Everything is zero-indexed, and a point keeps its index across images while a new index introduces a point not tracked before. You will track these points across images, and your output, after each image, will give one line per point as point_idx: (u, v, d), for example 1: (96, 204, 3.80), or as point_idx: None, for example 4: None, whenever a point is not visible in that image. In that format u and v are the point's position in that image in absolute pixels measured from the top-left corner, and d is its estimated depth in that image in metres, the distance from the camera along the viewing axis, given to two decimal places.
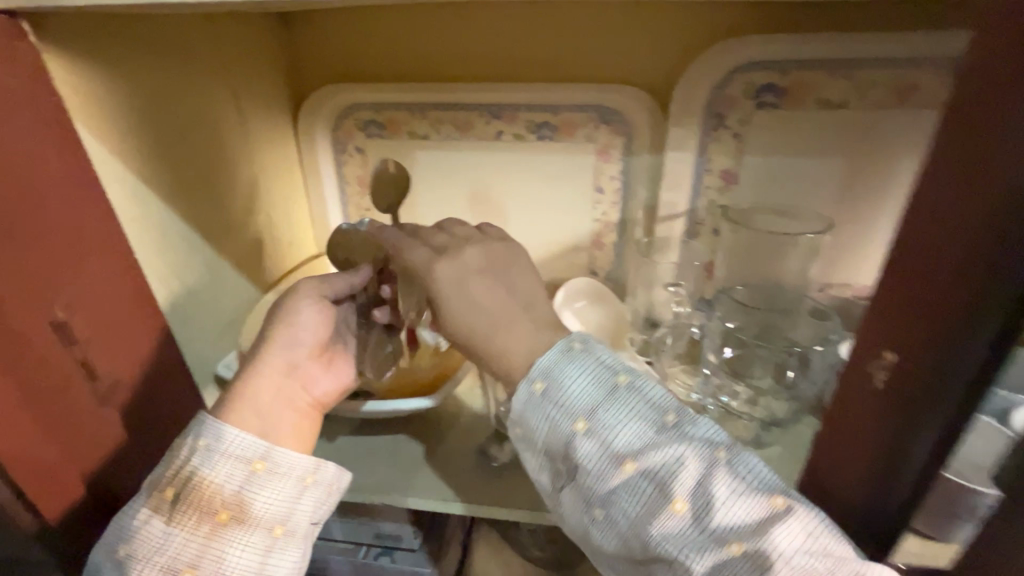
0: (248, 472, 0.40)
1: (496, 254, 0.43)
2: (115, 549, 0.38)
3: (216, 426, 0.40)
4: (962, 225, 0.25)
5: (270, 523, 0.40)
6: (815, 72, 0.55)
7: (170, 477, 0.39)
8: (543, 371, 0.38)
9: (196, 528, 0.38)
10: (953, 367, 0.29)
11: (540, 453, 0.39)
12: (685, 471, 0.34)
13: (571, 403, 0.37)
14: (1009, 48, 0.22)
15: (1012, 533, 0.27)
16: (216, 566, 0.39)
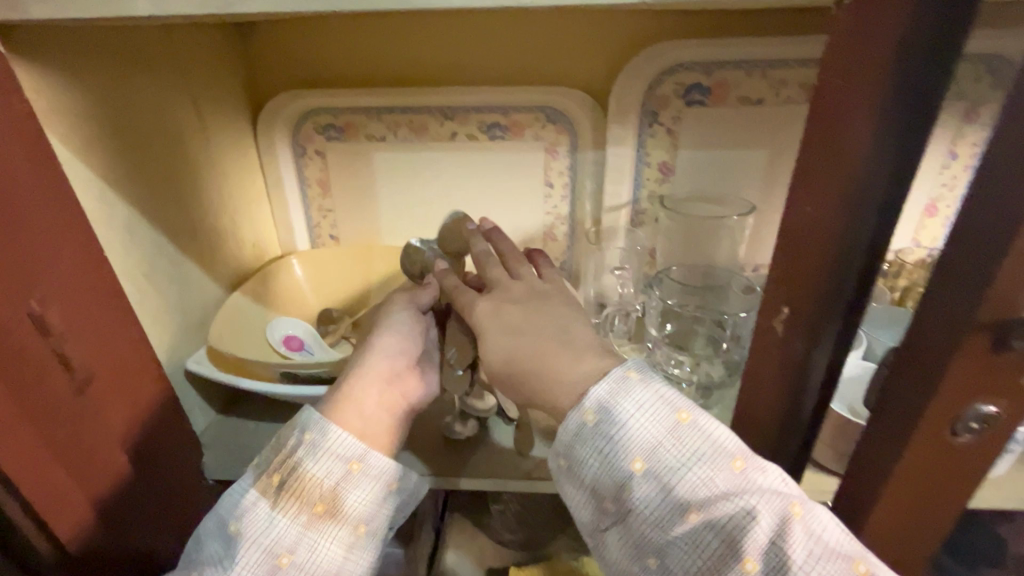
0: (345, 472, 0.44)
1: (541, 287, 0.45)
2: (227, 521, 0.43)
3: (322, 425, 0.44)
4: (831, 185, 0.31)
5: (356, 520, 0.44)
6: (733, 73, 0.63)
7: (279, 463, 0.44)
8: (597, 403, 0.37)
9: (296, 514, 0.43)
10: (831, 303, 0.34)
11: (587, 488, 0.38)
12: (759, 529, 0.32)
13: (631, 442, 0.36)
14: (853, 37, 0.27)
15: (872, 447, 0.32)
16: (309, 554, 0.43)
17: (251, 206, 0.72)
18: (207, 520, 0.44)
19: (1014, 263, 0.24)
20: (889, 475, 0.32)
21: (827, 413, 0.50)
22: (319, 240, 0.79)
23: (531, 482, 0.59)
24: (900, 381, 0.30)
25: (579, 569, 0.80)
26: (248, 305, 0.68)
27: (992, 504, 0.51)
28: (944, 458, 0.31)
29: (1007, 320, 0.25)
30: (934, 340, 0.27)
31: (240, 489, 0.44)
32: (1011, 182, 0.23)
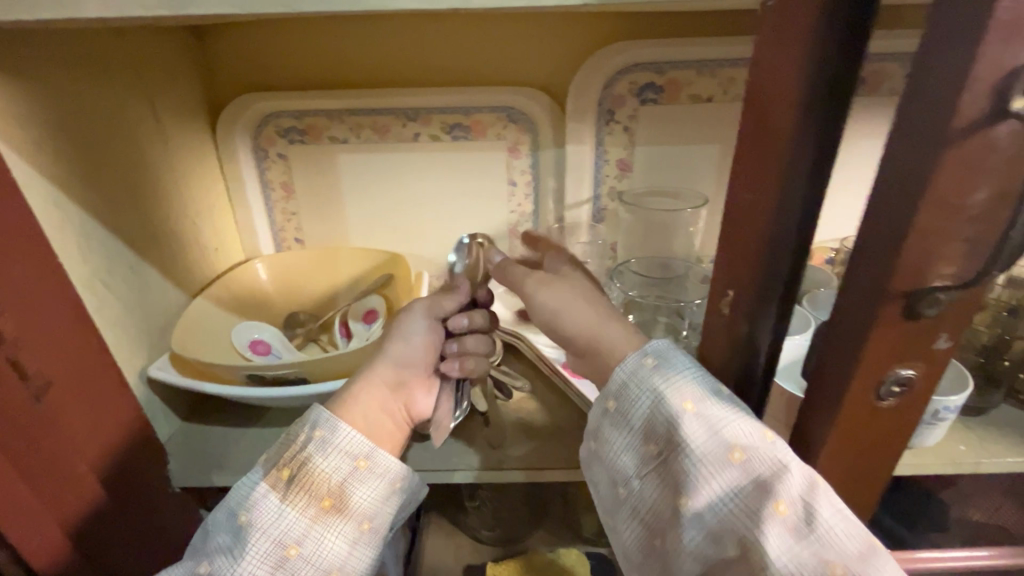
0: (353, 467, 0.46)
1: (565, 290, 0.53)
2: (234, 514, 0.43)
3: (332, 422, 0.47)
4: (763, 173, 0.33)
5: (362, 516, 0.45)
6: (684, 72, 0.66)
7: (289, 456, 0.45)
8: (656, 353, 0.42)
9: (304, 509, 0.43)
10: (769, 285, 0.36)
11: (636, 428, 0.41)
12: (793, 479, 0.35)
13: (684, 386, 0.40)
14: (775, 37, 0.30)
15: (809, 415, 0.35)
16: (316, 547, 0.43)
17: (212, 210, 0.71)
18: (214, 513, 0.44)
19: (918, 238, 0.27)
20: (826, 440, 0.34)
21: (776, 391, 0.53)
22: (284, 244, 0.79)
23: (502, 472, 0.60)
24: (831, 352, 0.32)
25: (555, 560, 0.81)
26: (213, 310, 0.67)
27: (930, 470, 0.55)
28: (873, 421, 0.33)
29: (915, 290, 0.28)
30: (857, 314, 0.30)
31: (248, 482, 0.44)
32: (912, 165, 0.26)
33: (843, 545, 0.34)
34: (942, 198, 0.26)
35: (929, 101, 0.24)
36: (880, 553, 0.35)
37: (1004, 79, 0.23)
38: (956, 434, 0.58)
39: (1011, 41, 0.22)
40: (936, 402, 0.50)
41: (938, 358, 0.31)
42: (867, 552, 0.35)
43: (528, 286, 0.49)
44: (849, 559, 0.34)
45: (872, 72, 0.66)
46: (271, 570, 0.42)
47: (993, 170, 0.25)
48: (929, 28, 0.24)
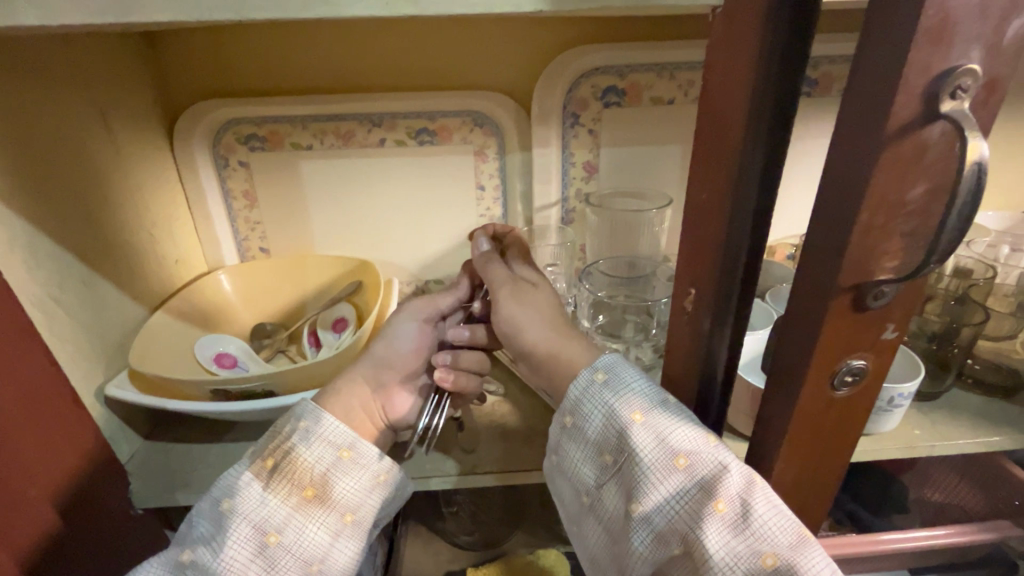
0: (337, 458, 0.46)
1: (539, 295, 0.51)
2: (218, 502, 0.43)
3: (316, 413, 0.46)
4: (713, 177, 0.35)
5: (344, 508, 0.45)
6: (646, 75, 0.67)
7: (273, 445, 0.45)
8: (606, 365, 0.44)
9: (286, 496, 0.44)
10: (726, 287, 0.37)
11: (590, 441, 0.43)
12: (731, 479, 0.37)
13: (631, 397, 0.41)
14: (724, 48, 0.32)
15: (771, 409, 0.36)
16: (297, 535, 0.43)
17: (170, 221, 0.69)
18: (200, 502, 0.44)
19: (862, 234, 0.28)
20: (786, 431, 0.35)
21: (740, 385, 0.55)
22: (249, 254, 0.77)
23: (476, 477, 0.59)
24: (788, 344, 0.33)
25: (534, 561, 0.82)
26: (174, 324, 0.65)
27: (888, 454, 0.57)
28: (829, 411, 0.35)
29: (862, 284, 0.29)
30: (810, 307, 0.31)
31: (233, 471, 0.45)
32: (854, 164, 0.27)
33: (781, 540, 0.35)
34: (883, 195, 0.27)
35: (867, 103, 0.25)
36: (812, 544, 0.35)
37: (934, 81, 0.24)
38: (912, 418, 0.60)
39: (939, 45, 0.23)
40: (892, 389, 0.53)
41: (887, 348, 0.33)
42: (805, 545, 0.35)
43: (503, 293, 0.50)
44: (786, 554, 0.35)
45: (823, 74, 0.68)
46: (252, 556, 0.42)
47: (929, 168, 0.26)
48: (868, 35, 0.25)
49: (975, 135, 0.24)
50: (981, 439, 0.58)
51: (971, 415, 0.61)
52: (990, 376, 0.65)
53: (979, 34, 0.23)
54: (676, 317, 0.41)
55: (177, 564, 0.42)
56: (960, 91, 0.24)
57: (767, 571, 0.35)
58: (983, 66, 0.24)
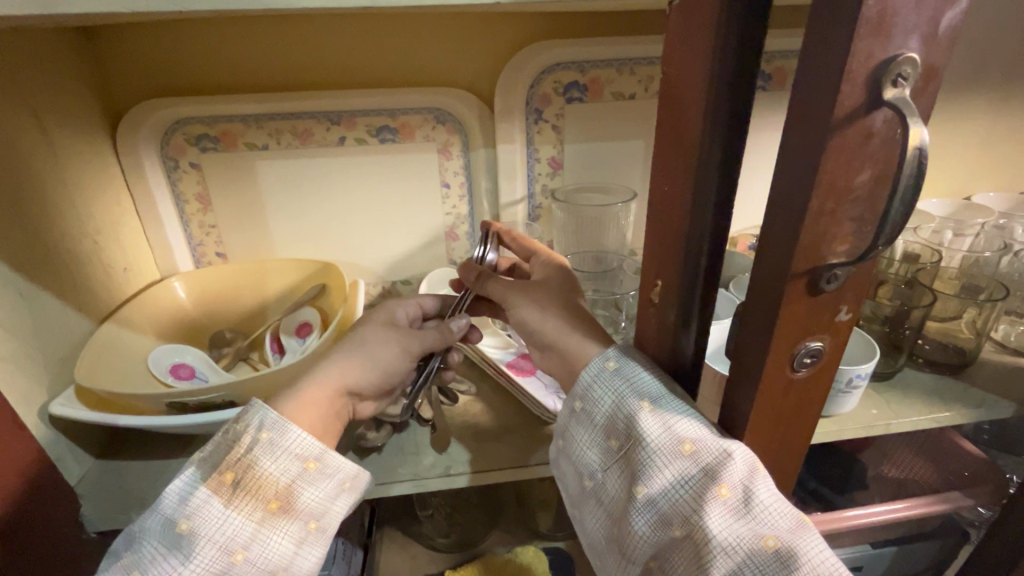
0: (302, 470, 0.44)
1: (539, 292, 0.49)
2: (174, 522, 0.41)
3: (279, 425, 0.44)
4: (675, 166, 0.35)
5: (309, 516, 0.44)
6: (606, 70, 0.68)
7: (231, 459, 0.42)
8: (616, 353, 0.43)
9: (250, 512, 0.42)
10: (686, 278, 0.37)
11: (597, 426, 0.43)
12: (738, 465, 0.37)
13: (641, 384, 0.41)
14: (677, 37, 0.32)
15: (737, 394, 0.36)
16: (262, 552, 0.42)
17: (116, 227, 0.65)
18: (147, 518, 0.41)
19: (814, 219, 0.28)
20: (749, 417, 0.36)
21: (707, 373, 0.56)
22: (204, 259, 0.74)
23: (448, 479, 0.59)
24: (748, 330, 0.34)
25: (512, 559, 0.82)
26: (124, 336, 0.62)
27: (848, 433, 0.59)
28: (790, 393, 0.35)
29: (816, 268, 0.30)
30: (768, 295, 0.32)
31: (186, 486, 0.42)
32: (805, 153, 0.27)
33: (780, 524, 0.36)
34: (833, 181, 0.27)
35: (816, 92, 0.26)
36: (811, 529, 0.36)
37: (876, 69, 0.25)
38: (868, 399, 0.63)
39: (879, 35, 0.24)
40: (849, 370, 0.55)
41: (843, 329, 0.34)
42: (804, 530, 0.36)
43: (508, 299, 0.50)
44: (787, 537, 0.35)
45: (777, 68, 0.70)
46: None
47: (874, 154, 0.27)
48: (816, 26, 0.25)
49: (916, 122, 0.25)
50: (932, 415, 0.61)
51: (923, 393, 0.64)
52: (938, 354, 0.68)
53: (916, 24, 0.24)
54: (645, 308, 0.42)
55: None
56: (901, 79, 0.25)
57: (768, 552, 0.35)
58: (921, 55, 0.25)
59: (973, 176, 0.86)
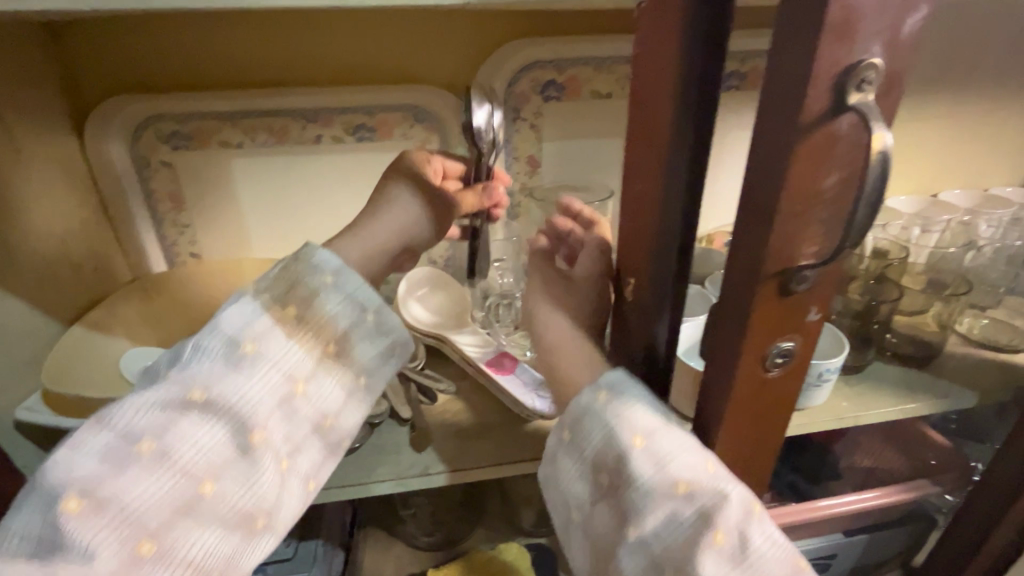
0: (358, 320, 0.47)
1: (566, 302, 0.51)
2: (237, 344, 0.43)
3: (342, 273, 0.47)
4: (648, 163, 0.36)
5: (359, 369, 0.47)
6: (584, 69, 0.69)
7: (295, 294, 0.45)
8: (610, 383, 0.42)
9: (309, 349, 0.45)
10: (658, 275, 0.38)
11: (585, 459, 0.42)
12: (735, 512, 0.38)
13: (636, 419, 0.40)
14: (644, 38, 0.33)
15: (712, 393, 0.37)
16: (316, 394, 0.45)
17: (84, 227, 0.63)
18: (206, 338, 0.43)
19: (784, 221, 0.29)
20: (722, 415, 0.37)
21: (683, 369, 0.57)
22: (177, 259, 0.72)
23: (427, 478, 0.59)
24: (721, 330, 0.34)
25: (495, 556, 0.82)
26: (93, 339, 0.60)
27: (820, 426, 0.61)
28: (764, 392, 0.36)
29: (786, 269, 0.31)
30: (740, 295, 0.32)
31: (248, 314, 0.44)
32: (771, 154, 0.28)
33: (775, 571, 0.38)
34: (801, 185, 0.28)
35: (783, 96, 0.26)
36: (799, 570, 0.39)
37: (840, 75, 0.25)
38: (840, 391, 0.64)
39: (843, 41, 0.24)
40: (820, 364, 0.56)
41: (812, 327, 0.34)
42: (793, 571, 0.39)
43: (535, 300, 0.53)
44: None
45: (751, 68, 0.72)
46: (277, 403, 0.43)
47: (840, 157, 0.28)
48: (786, 29, 0.26)
49: (879, 127, 0.25)
50: (900, 406, 0.63)
51: (892, 384, 0.66)
52: (905, 347, 0.70)
53: (879, 30, 0.25)
54: (626, 306, 0.42)
55: (188, 399, 0.41)
56: (865, 84, 0.25)
57: None
58: (884, 60, 0.25)
59: (938, 174, 0.89)
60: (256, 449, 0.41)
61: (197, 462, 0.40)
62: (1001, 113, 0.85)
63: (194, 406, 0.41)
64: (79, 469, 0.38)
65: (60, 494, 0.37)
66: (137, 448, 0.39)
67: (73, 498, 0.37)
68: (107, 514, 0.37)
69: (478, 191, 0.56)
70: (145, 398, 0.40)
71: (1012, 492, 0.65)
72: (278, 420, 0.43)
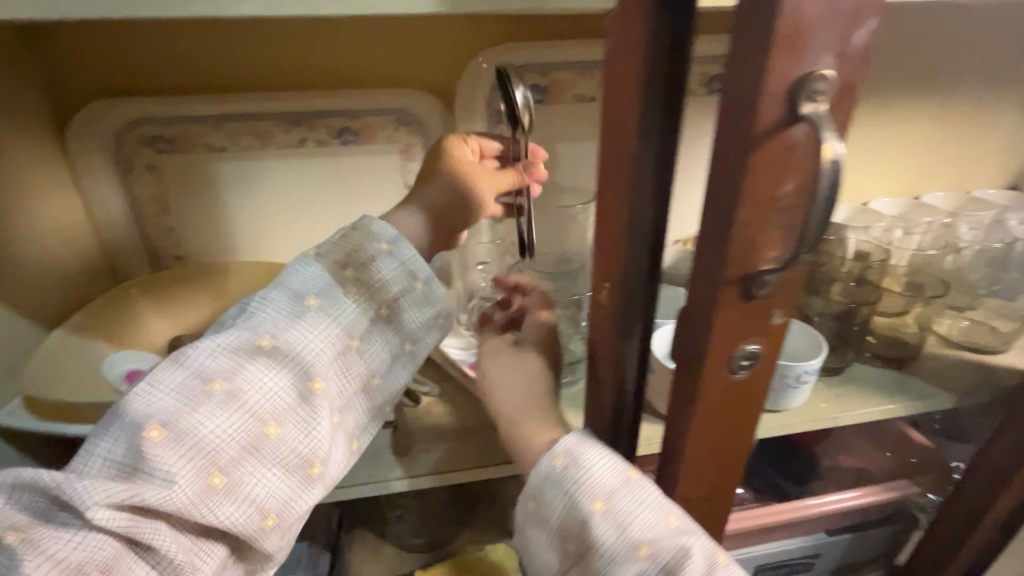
0: (409, 287, 0.48)
1: (514, 361, 0.53)
2: (302, 297, 0.44)
3: (399, 241, 0.48)
4: (616, 167, 0.35)
5: (405, 336, 0.48)
6: (566, 73, 0.69)
7: (355, 257, 0.46)
8: (563, 450, 0.45)
9: (365, 309, 0.46)
10: (627, 278, 0.38)
11: (551, 526, 0.45)
12: (694, 563, 0.41)
13: (592, 484, 0.43)
14: (614, 39, 0.33)
15: (683, 399, 0.37)
16: (366, 354, 0.46)
17: (67, 231, 0.64)
18: (272, 291, 0.44)
19: (743, 229, 0.30)
20: (692, 419, 0.37)
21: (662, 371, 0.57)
22: (162, 263, 0.72)
23: (408, 480, 0.59)
24: (688, 334, 0.35)
25: (483, 557, 0.83)
26: (77, 343, 0.60)
27: (798, 427, 0.61)
28: (731, 395, 0.37)
29: (747, 275, 0.31)
30: (704, 300, 0.33)
31: (312, 271, 0.45)
32: (730, 163, 0.28)
33: None
34: (759, 193, 0.29)
35: (737, 108, 0.27)
36: None
37: (792, 86, 0.26)
38: (819, 393, 0.65)
39: (794, 53, 0.25)
40: (797, 366, 0.57)
41: (777, 331, 0.35)
42: None
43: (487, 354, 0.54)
44: None
45: None
46: (336, 357, 0.44)
47: (797, 166, 0.28)
48: (738, 42, 0.26)
49: (831, 137, 0.26)
50: (878, 407, 0.64)
51: (872, 386, 0.66)
52: (885, 348, 0.70)
53: (830, 42, 0.25)
54: (597, 313, 0.42)
55: (255, 346, 0.41)
56: (817, 95, 0.26)
57: None
58: (835, 72, 0.26)
59: (921, 177, 0.90)
60: (317, 398, 0.42)
61: (262, 406, 0.41)
62: (984, 115, 0.86)
63: (261, 353, 0.41)
64: (154, 405, 0.39)
65: (138, 426, 0.38)
66: (207, 389, 0.40)
67: (151, 430, 0.38)
68: (181, 448, 0.38)
69: (518, 168, 0.53)
70: (214, 343, 0.41)
71: (990, 492, 0.66)
72: (336, 372, 0.44)
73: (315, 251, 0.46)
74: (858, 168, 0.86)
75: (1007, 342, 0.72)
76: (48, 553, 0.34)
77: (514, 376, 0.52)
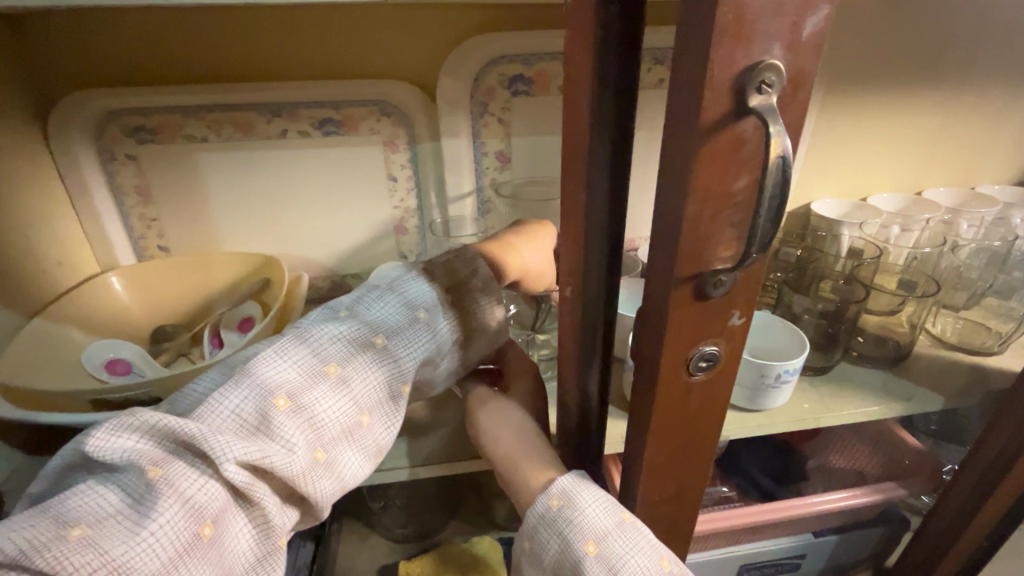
0: (491, 319, 0.49)
1: (506, 410, 0.50)
2: (414, 307, 0.45)
3: (491, 280, 0.49)
4: (572, 156, 0.34)
5: (469, 362, 0.49)
6: (551, 63, 0.68)
7: (459, 282, 0.48)
8: (560, 489, 0.42)
9: (455, 329, 0.47)
10: (587, 272, 0.37)
11: (545, 570, 0.42)
12: None
13: (585, 524, 0.40)
14: (571, 19, 0.31)
15: (642, 400, 0.36)
16: (439, 369, 0.47)
17: (51, 220, 0.64)
18: (387, 295, 0.45)
19: (693, 226, 0.29)
20: (650, 420, 0.36)
21: None
22: (147, 252, 0.73)
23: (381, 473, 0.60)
24: (645, 332, 0.34)
25: (467, 549, 0.83)
26: (58, 331, 0.61)
27: (779, 427, 0.60)
28: (691, 396, 0.36)
29: (700, 273, 0.30)
30: (658, 300, 0.32)
31: (422, 287, 0.46)
32: (679, 158, 0.27)
33: None
34: (708, 187, 0.27)
35: (684, 100, 0.26)
36: None
37: (739, 76, 0.25)
38: (803, 393, 0.64)
39: (739, 41, 0.24)
40: (777, 365, 0.56)
41: (738, 332, 0.34)
42: None
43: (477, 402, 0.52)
44: None
45: None
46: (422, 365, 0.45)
47: (748, 160, 0.27)
48: (683, 28, 0.25)
49: (778, 130, 0.25)
50: (863, 409, 0.62)
51: (858, 386, 0.65)
52: (872, 349, 0.69)
53: (777, 30, 0.24)
54: (563, 310, 0.41)
55: (369, 341, 0.42)
56: (766, 86, 0.25)
57: None
58: (785, 62, 0.25)
59: (923, 171, 0.87)
60: (403, 400, 0.43)
61: (365, 398, 0.41)
62: (990, 107, 0.83)
63: (373, 349, 0.42)
64: (279, 374, 0.38)
65: (266, 392, 0.37)
66: (325, 370, 0.39)
67: (279, 399, 0.37)
68: (301, 420, 0.37)
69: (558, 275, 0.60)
70: (338, 330, 0.41)
71: (982, 496, 0.64)
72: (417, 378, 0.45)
73: (423, 268, 0.48)
74: (856, 162, 0.84)
75: (1003, 343, 0.70)
76: (178, 493, 0.32)
77: (505, 425, 0.49)
